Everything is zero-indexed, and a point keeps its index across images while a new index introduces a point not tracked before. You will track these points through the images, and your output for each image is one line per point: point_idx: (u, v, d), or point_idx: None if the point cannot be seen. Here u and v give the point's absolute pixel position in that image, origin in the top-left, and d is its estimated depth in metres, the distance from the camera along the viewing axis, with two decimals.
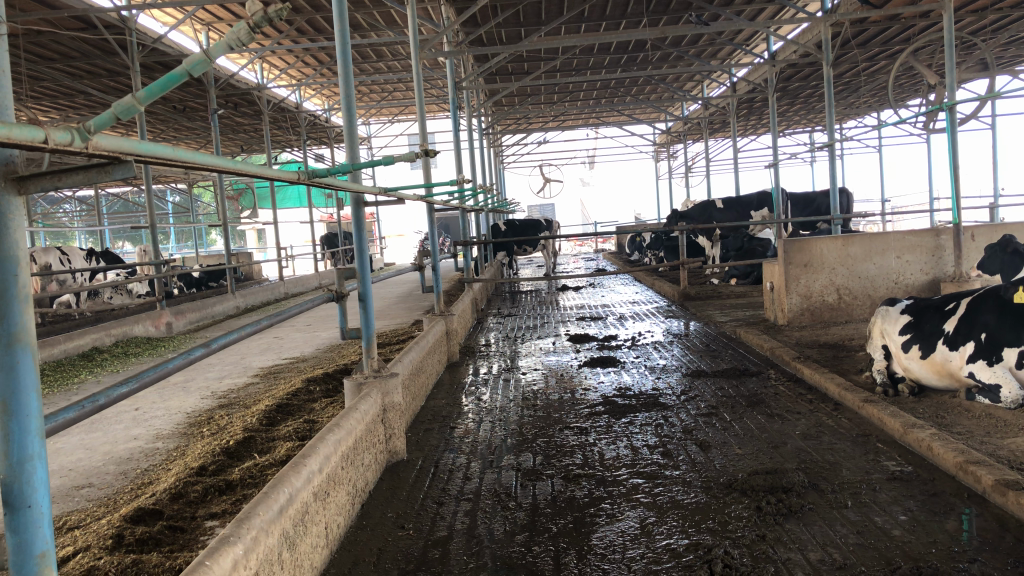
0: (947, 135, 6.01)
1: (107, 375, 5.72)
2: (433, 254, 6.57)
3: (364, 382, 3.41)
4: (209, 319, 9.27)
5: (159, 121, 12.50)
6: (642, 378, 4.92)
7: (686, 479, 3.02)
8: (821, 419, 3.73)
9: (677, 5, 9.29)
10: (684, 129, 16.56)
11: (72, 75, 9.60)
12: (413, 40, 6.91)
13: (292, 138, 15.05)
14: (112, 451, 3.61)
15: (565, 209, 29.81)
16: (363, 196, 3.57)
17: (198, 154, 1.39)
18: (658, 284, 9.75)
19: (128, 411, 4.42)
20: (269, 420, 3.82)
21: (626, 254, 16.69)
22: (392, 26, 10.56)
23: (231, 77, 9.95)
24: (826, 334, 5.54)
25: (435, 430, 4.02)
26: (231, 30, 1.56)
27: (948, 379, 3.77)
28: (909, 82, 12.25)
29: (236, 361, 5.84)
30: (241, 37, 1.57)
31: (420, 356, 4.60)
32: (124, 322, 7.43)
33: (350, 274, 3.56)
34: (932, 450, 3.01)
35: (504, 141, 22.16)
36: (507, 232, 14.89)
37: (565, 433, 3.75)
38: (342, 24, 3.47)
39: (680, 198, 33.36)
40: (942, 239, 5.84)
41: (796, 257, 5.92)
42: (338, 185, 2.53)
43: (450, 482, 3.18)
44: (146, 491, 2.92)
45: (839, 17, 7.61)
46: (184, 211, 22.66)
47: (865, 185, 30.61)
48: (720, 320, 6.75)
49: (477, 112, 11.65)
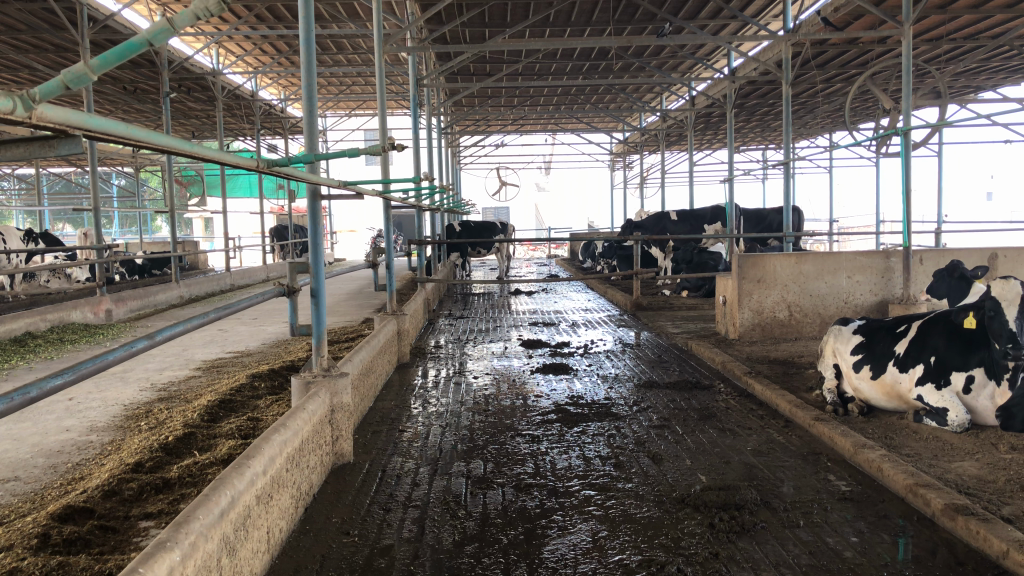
0: (901, 160, 6.11)
1: (41, 362, 5.49)
2: (387, 252, 6.45)
3: (312, 381, 3.30)
4: (151, 307, 9.00)
5: (108, 101, 12.15)
6: (593, 387, 4.89)
7: (638, 492, 2.98)
8: (771, 435, 3.73)
9: (641, 16, 9.33)
10: (641, 139, 16.68)
11: (17, 49, 9.26)
12: (377, 34, 6.78)
13: (246, 126, 14.77)
14: (41, 443, 3.44)
15: (520, 213, 29.84)
16: (320, 188, 3.46)
17: (153, 132, 1.33)
18: (611, 293, 9.77)
19: (61, 400, 4.23)
20: (211, 417, 3.68)
21: (579, 261, 16.77)
22: (355, 19, 10.41)
23: (185, 60, 9.68)
24: (776, 350, 5.59)
25: (383, 432, 3.93)
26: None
27: (896, 401, 3.80)
28: (862, 105, 12.51)
29: (178, 353, 5.67)
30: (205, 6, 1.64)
31: (370, 355, 4.50)
32: (61, 308, 7.17)
33: (302, 268, 3.45)
34: (882, 471, 3.02)
35: (461, 142, 22.05)
36: (461, 232, 14.81)
37: (516, 441, 3.69)
38: (307, 10, 3.36)
39: (634, 208, 33.65)
40: (892, 261, 5.95)
41: (749, 272, 5.95)
42: (296, 175, 2.43)
43: (398, 488, 3.09)
44: (77, 487, 2.78)
45: (801, 38, 7.69)
46: (128, 194, 22.02)
47: (815, 204, 31.23)
48: (672, 332, 6.77)
49: (436, 111, 11.55)
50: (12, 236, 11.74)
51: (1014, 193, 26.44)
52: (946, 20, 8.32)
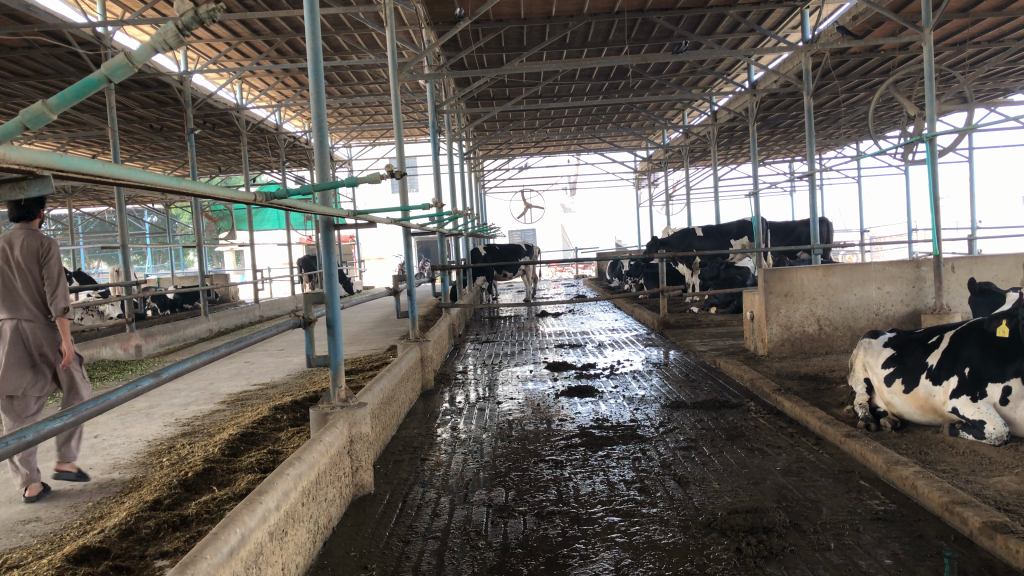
0: (928, 166, 5.97)
1: (70, 399, 5.55)
2: (408, 279, 6.42)
3: (330, 413, 3.27)
4: (181, 341, 9.07)
5: (136, 139, 12.38)
6: (620, 409, 4.80)
7: (663, 517, 2.90)
8: (802, 453, 3.63)
9: (658, 34, 9.32)
10: (665, 157, 16.61)
11: (45, 92, 9.46)
12: (392, 62, 6.79)
13: (271, 159, 14.94)
14: (64, 482, 3.44)
15: (547, 234, 29.85)
16: (333, 218, 3.45)
17: (130, 170, 1.30)
18: (637, 311, 9.67)
19: (86, 438, 4.25)
20: (232, 451, 3.66)
21: (606, 280, 16.69)
22: (374, 49, 10.51)
23: (209, 97, 9.83)
24: (806, 365, 5.46)
25: (405, 461, 3.89)
26: (160, 31, 1.59)
27: (931, 414, 3.69)
28: (888, 113, 12.34)
29: (204, 386, 5.69)
30: (170, 38, 1.60)
31: (392, 383, 4.47)
32: (91, 345, 7.25)
33: (318, 299, 3.43)
34: (916, 488, 2.91)
35: (485, 166, 22.11)
36: (487, 256, 14.81)
37: (539, 466, 3.63)
38: (314, 41, 3.37)
39: (661, 226, 33.49)
40: (922, 270, 5.79)
41: (776, 287, 5.85)
42: (299, 206, 2.41)
43: (418, 519, 3.05)
44: (95, 526, 2.77)
45: (821, 47, 7.59)
46: (160, 230, 22.38)
47: (845, 215, 30.85)
48: (700, 350, 6.67)
49: (458, 136, 11.59)
50: None
51: None
52: (969, 24, 8.19)
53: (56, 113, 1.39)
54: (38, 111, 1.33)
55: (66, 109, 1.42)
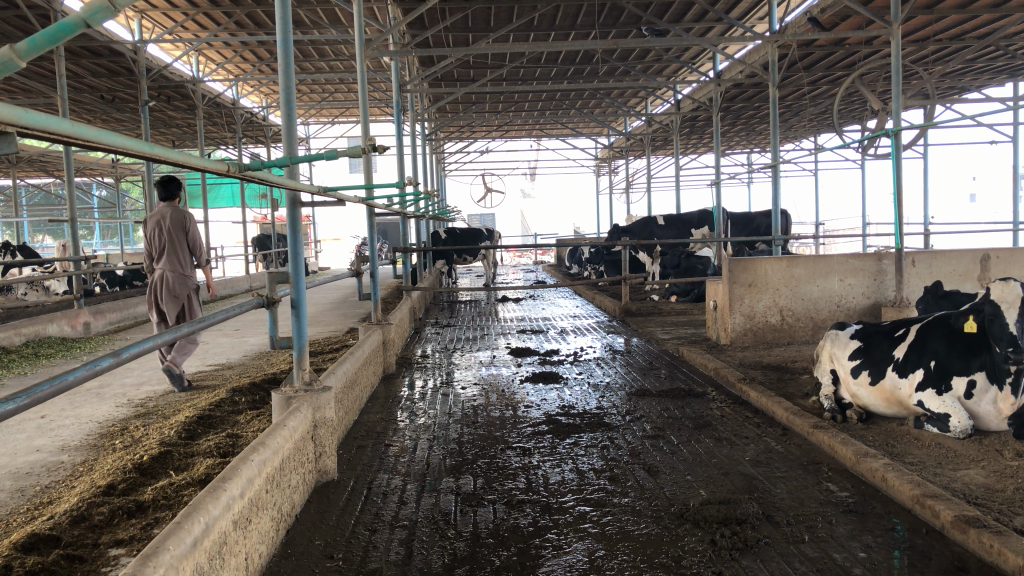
0: (892, 160, 6.02)
1: (14, 378, 5.33)
2: (371, 260, 6.27)
3: (293, 397, 3.16)
4: (131, 320, 8.82)
5: (86, 110, 12.00)
6: (584, 396, 4.76)
7: (636, 507, 2.86)
8: (770, 444, 3.62)
9: (626, 19, 9.29)
10: (627, 144, 16.65)
11: None
12: (358, 39, 6.59)
13: (227, 134, 14.60)
14: (10, 465, 3.28)
15: (506, 219, 29.79)
16: (300, 195, 3.33)
17: (102, 131, 1.21)
18: (598, 298, 9.67)
19: (34, 419, 4.07)
20: (188, 434, 3.53)
21: (565, 267, 16.69)
22: (337, 24, 10.29)
23: (164, 68, 9.53)
24: (769, 355, 5.49)
25: (368, 447, 3.80)
26: None
27: (895, 406, 3.71)
28: (849, 107, 12.50)
29: (157, 367, 5.51)
30: None
31: (354, 367, 4.36)
32: (37, 322, 7.00)
33: (282, 278, 3.31)
34: (886, 481, 2.91)
35: (446, 149, 21.98)
36: (447, 239, 14.70)
37: (507, 453, 3.57)
38: (284, 9, 3.24)
39: (620, 214, 33.63)
40: (884, 263, 5.89)
41: (740, 276, 5.85)
42: (272, 180, 2.29)
43: (384, 507, 2.97)
44: (45, 512, 2.64)
45: (789, 38, 7.60)
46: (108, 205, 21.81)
47: (801, 208, 31.30)
48: (662, 338, 6.67)
49: (420, 117, 11.45)
50: None
51: (998, 195, 26.60)
52: (933, 20, 8.29)
53: (24, 61, 1.30)
54: (6, 58, 1.23)
55: (35, 55, 1.35)
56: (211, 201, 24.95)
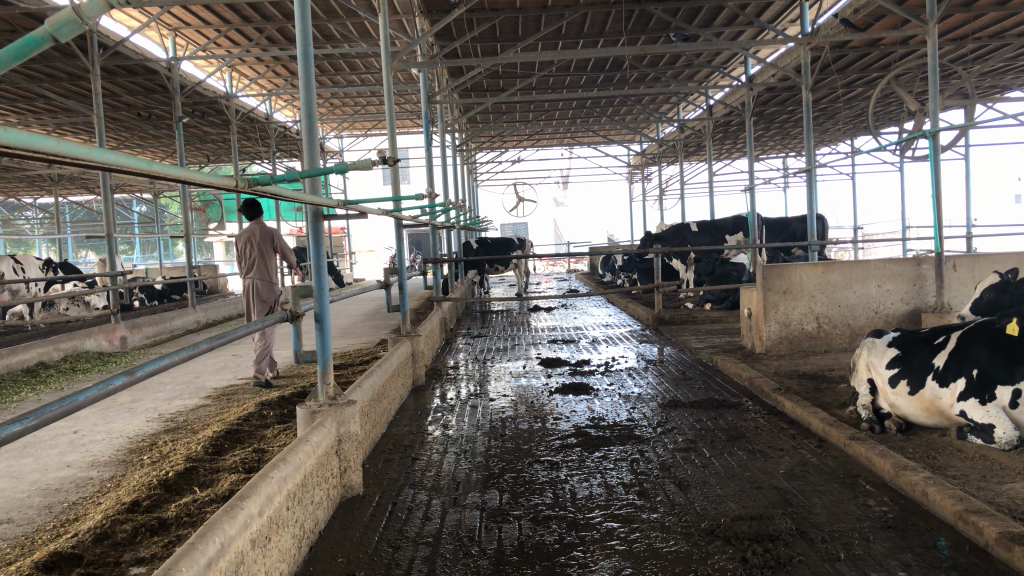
0: (930, 162, 5.85)
1: (50, 392, 5.40)
2: (399, 272, 6.25)
3: (318, 411, 3.13)
4: (167, 333, 8.92)
5: (124, 127, 12.22)
6: (615, 407, 4.68)
7: (664, 523, 2.78)
8: (805, 456, 3.52)
9: (655, 25, 9.22)
10: (659, 151, 16.54)
11: (32, 78, 9.33)
12: (384, 50, 6.59)
13: (261, 148, 14.79)
14: (40, 481, 3.30)
15: (539, 228, 29.77)
16: (322, 208, 3.32)
17: (95, 149, 1.19)
18: (631, 307, 9.58)
19: (66, 434, 4.11)
20: (215, 449, 3.53)
21: (598, 275, 16.61)
22: (366, 38, 10.36)
23: (198, 85, 9.66)
24: (805, 364, 5.36)
25: (395, 461, 3.76)
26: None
27: (936, 417, 3.59)
28: (886, 109, 12.29)
29: (190, 381, 5.54)
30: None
31: (382, 380, 4.34)
32: (75, 336, 7.10)
33: (305, 292, 3.30)
34: (927, 495, 2.80)
35: (478, 159, 22.05)
36: (479, 249, 14.69)
37: (534, 467, 3.51)
38: (304, 23, 3.23)
39: (654, 221, 33.45)
40: (924, 268, 5.74)
41: (775, 283, 5.73)
42: (286, 194, 2.28)
43: (408, 523, 2.92)
44: (69, 530, 2.64)
45: (821, 40, 7.47)
46: (147, 220, 22.19)
47: (838, 212, 30.85)
48: (696, 347, 6.57)
49: (451, 128, 11.47)
50: (30, 265, 11.76)
51: None
52: (971, 18, 8.11)
53: None
54: None
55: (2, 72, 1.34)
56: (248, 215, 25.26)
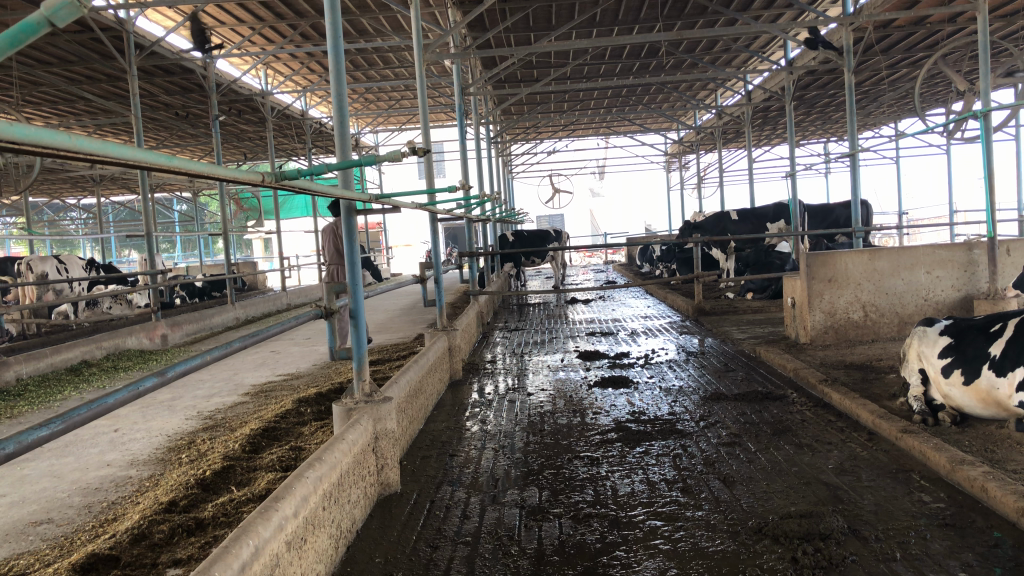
0: (981, 144, 5.63)
1: (92, 390, 5.46)
2: (435, 266, 6.18)
3: (354, 409, 3.10)
4: (207, 330, 8.99)
5: (163, 127, 12.39)
6: (656, 401, 4.59)
7: (709, 521, 2.69)
8: (855, 450, 3.40)
9: (691, 10, 9.06)
10: (697, 138, 16.33)
11: (71, 80, 9.48)
12: (416, 43, 6.52)
13: (297, 145, 14.89)
14: (81, 480, 3.31)
15: (575, 220, 29.65)
16: (355, 203, 3.27)
17: (109, 145, 1.14)
18: (670, 298, 9.46)
19: (107, 432, 4.13)
20: (253, 447, 3.51)
21: (636, 265, 16.47)
22: (399, 32, 10.35)
23: (233, 83, 9.72)
24: (852, 354, 5.21)
25: (432, 457, 3.72)
26: None
27: (993, 408, 3.43)
28: (932, 90, 11.96)
29: (228, 378, 5.56)
30: None
31: (419, 375, 4.29)
32: (117, 334, 7.18)
33: (340, 288, 3.25)
34: (987, 491, 2.67)
35: (514, 151, 21.99)
36: (516, 242, 14.63)
37: (574, 464, 3.44)
38: (334, 16, 3.18)
39: (693, 210, 33.10)
40: (975, 253, 5.52)
41: (819, 272, 5.59)
42: (313, 188, 2.21)
43: (447, 522, 2.87)
44: (107, 530, 2.63)
45: (864, 20, 7.25)
46: (188, 219, 22.52)
47: (882, 197, 30.23)
48: (738, 338, 6.43)
49: (485, 120, 11.41)
50: (74, 265, 11.95)
51: None
52: None
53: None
54: None
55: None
56: (286, 211, 25.51)
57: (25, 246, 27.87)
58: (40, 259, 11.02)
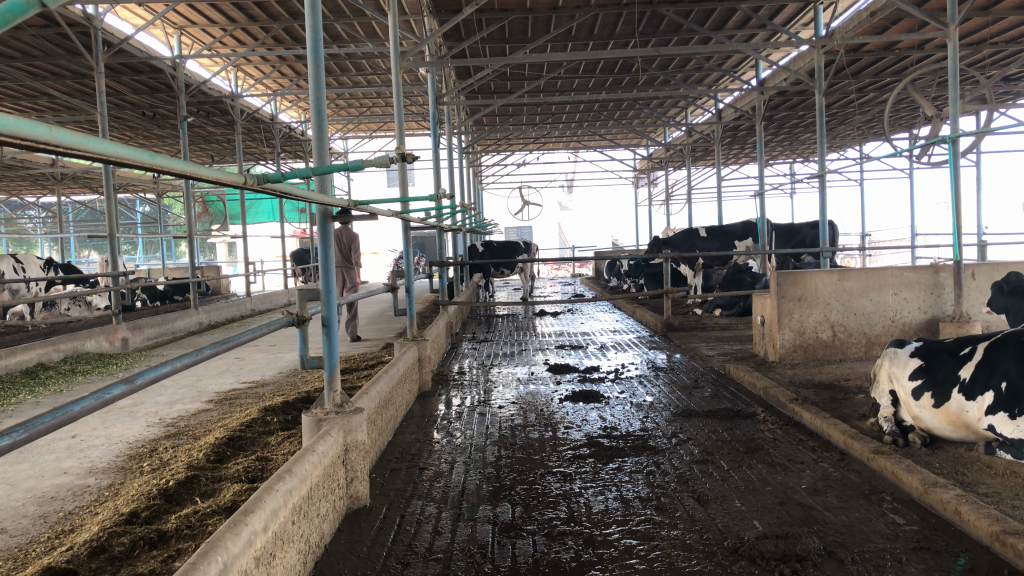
0: (950, 168, 5.71)
1: (49, 394, 5.30)
2: (406, 275, 6.10)
3: (324, 419, 3.03)
4: (169, 334, 8.81)
5: (128, 126, 12.17)
6: (627, 416, 4.56)
7: (685, 541, 2.66)
8: (827, 470, 3.40)
9: (666, 28, 9.13)
10: (666, 155, 16.47)
11: (34, 76, 9.28)
12: (392, 49, 6.45)
13: (266, 149, 14.72)
14: (36, 488, 3.19)
15: (543, 232, 29.71)
16: (331, 209, 3.20)
17: (92, 140, 1.09)
18: (639, 313, 9.48)
19: (64, 439, 4.00)
20: (218, 456, 3.42)
21: (604, 280, 16.53)
22: (373, 38, 10.30)
23: (203, 84, 9.58)
24: (820, 373, 5.25)
25: (402, 470, 3.65)
26: None
27: (963, 430, 3.45)
28: (899, 114, 12.20)
29: (191, 384, 5.43)
30: None
31: (389, 386, 4.22)
32: (75, 337, 6.99)
33: (312, 295, 3.17)
34: (960, 514, 2.68)
35: (484, 162, 21.99)
36: (484, 252, 14.59)
37: (547, 479, 3.40)
38: (314, 17, 3.11)
39: (660, 226, 33.33)
40: (941, 276, 5.63)
41: (790, 290, 5.60)
42: (293, 193, 2.15)
43: (418, 538, 2.80)
44: (64, 542, 2.53)
45: (837, 43, 7.35)
46: (151, 220, 22.16)
47: (846, 218, 30.73)
48: (707, 354, 6.45)
49: (457, 130, 11.38)
50: (31, 265, 11.65)
51: None
52: (991, 22, 8.02)
53: None
54: None
55: None
56: (252, 216, 25.23)
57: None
58: None
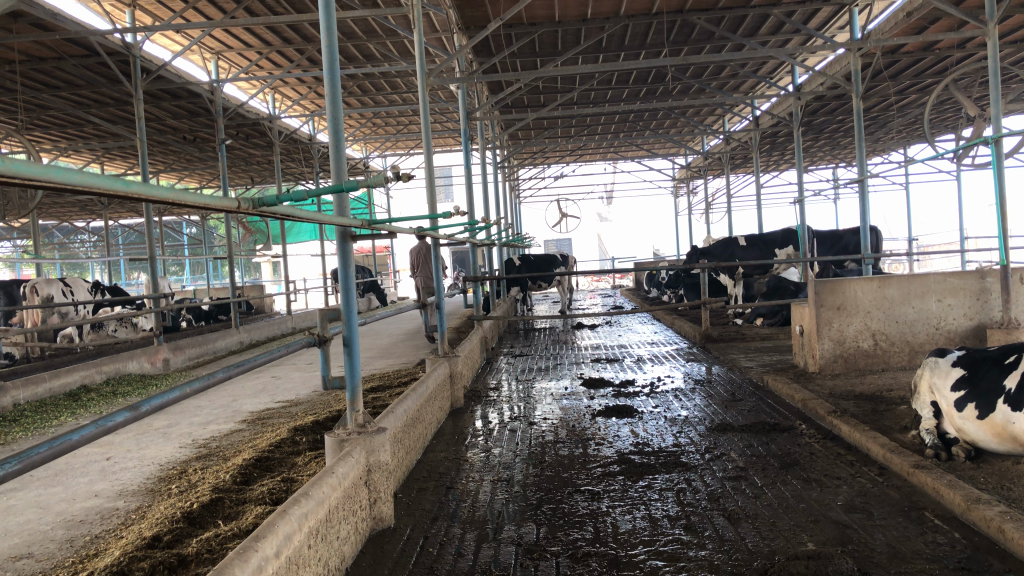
0: (993, 169, 5.52)
1: (89, 416, 5.38)
2: (437, 292, 6.06)
3: (346, 439, 3.00)
4: (210, 354, 8.92)
5: (170, 150, 12.43)
6: (659, 432, 4.46)
7: (713, 562, 2.58)
8: (865, 486, 3.28)
9: (698, 35, 9.05)
10: (704, 163, 16.30)
11: (78, 104, 9.53)
12: (419, 66, 6.44)
13: (304, 169, 14.93)
14: (66, 512, 3.21)
15: (583, 244, 29.63)
16: (350, 229, 3.19)
17: (53, 169, 1.06)
18: (678, 324, 9.35)
19: (99, 461, 4.04)
20: (244, 478, 3.42)
21: (644, 291, 16.41)
22: (406, 56, 10.39)
23: (241, 107, 9.74)
24: (862, 384, 5.09)
25: (429, 490, 3.61)
26: None
27: (1009, 444, 3.30)
28: (942, 115, 11.93)
29: (227, 404, 5.47)
30: None
31: (417, 404, 4.20)
32: (117, 358, 7.11)
33: (333, 315, 3.16)
34: (1004, 532, 2.56)
35: (521, 176, 22.02)
36: (522, 266, 14.56)
37: (575, 498, 3.34)
38: (330, 38, 3.12)
39: (702, 234, 32.99)
40: (988, 281, 5.41)
41: (828, 299, 5.47)
42: (298, 215, 2.12)
43: (441, 560, 2.76)
44: (86, 567, 2.54)
45: (872, 44, 7.19)
46: (195, 241, 22.57)
47: (893, 222, 30.11)
48: (745, 366, 6.31)
49: (491, 144, 11.42)
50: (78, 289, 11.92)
51: None
52: None
53: None
54: None
55: None
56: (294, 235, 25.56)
57: (33, 268, 27.92)
58: (44, 282, 11.00)
